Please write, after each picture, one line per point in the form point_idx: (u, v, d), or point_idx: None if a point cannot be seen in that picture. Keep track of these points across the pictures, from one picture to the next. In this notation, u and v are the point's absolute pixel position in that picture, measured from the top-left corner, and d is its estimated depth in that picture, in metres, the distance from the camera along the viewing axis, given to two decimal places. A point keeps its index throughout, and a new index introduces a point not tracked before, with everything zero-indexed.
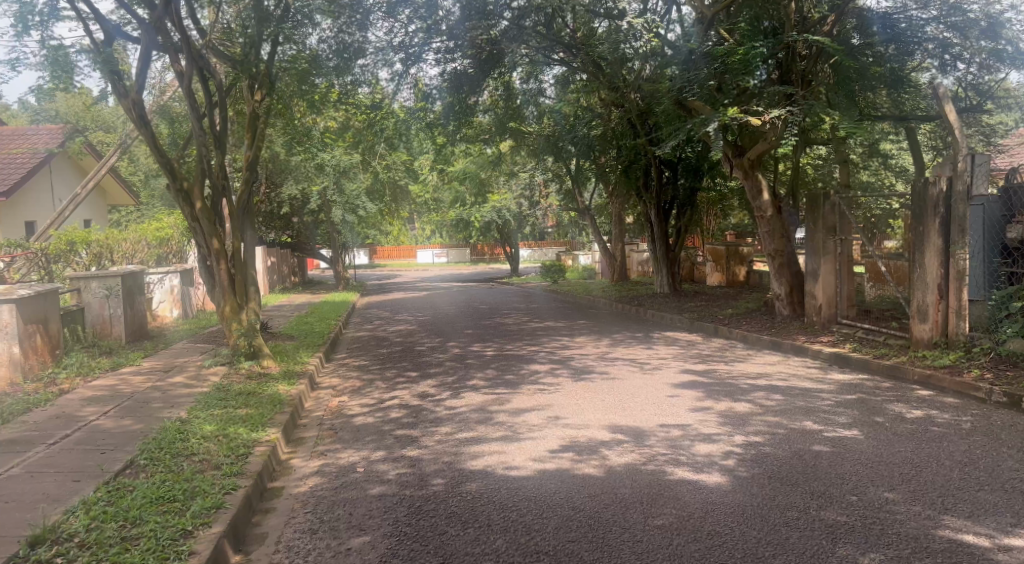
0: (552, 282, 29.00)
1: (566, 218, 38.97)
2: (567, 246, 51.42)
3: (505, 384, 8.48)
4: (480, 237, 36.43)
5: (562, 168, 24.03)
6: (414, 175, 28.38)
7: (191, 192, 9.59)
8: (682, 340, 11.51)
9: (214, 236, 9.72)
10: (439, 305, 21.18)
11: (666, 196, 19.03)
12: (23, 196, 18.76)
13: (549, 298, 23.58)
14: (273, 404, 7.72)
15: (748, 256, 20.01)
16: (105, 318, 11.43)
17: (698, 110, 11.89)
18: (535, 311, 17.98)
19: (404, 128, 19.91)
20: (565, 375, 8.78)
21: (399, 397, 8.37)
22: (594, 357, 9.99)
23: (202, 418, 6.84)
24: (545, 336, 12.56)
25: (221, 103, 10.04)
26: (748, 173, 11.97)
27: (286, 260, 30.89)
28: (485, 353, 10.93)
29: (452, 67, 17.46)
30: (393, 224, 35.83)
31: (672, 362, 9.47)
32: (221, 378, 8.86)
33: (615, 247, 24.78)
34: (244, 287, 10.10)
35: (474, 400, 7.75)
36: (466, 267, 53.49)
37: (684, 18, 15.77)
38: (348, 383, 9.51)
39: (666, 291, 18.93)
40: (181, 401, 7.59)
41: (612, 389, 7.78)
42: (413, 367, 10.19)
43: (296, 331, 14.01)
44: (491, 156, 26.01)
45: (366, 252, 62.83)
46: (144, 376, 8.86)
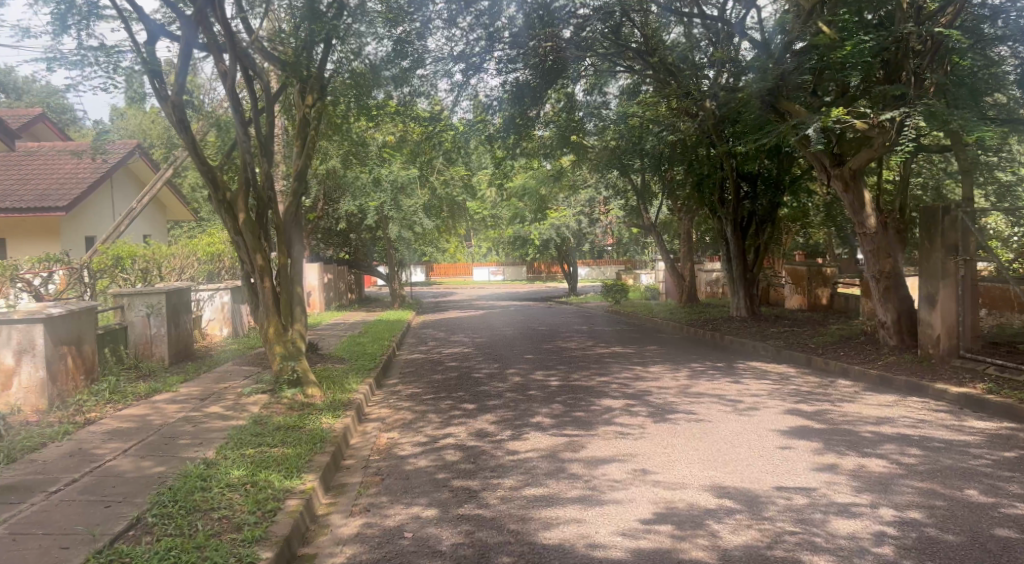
0: (614, 303, 27.77)
1: (627, 235, 37.71)
2: (627, 265, 50.11)
3: (576, 424, 7.37)
4: (537, 255, 35.49)
5: (627, 184, 22.88)
6: (472, 192, 27.68)
7: (234, 202, 8.87)
8: (773, 373, 10.20)
9: (259, 250, 8.99)
10: (497, 326, 20.23)
11: (745, 212, 17.73)
12: (84, 211, 18.71)
13: (612, 320, 22.34)
14: (314, 442, 6.80)
15: (833, 277, 18.21)
16: (147, 339, 10.79)
17: (793, 112, 10.59)
18: (599, 334, 16.80)
19: (462, 141, 19.12)
20: (645, 414, 7.62)
21: (455, 435, 7.36)
22: (676, 392, 8.79)
23: (231, 460, 5.95)
24: (615, 364, 11.40)
25: (268, 109, 9.37)
26: (849, 184, 10.62)
27: (342, 277, 30.52)
28: (549, 383, 9.85)
29: (514, 77, 16.45)
30: (450, 242, 35.22)
31: (768, 401, 8.20)
32: (260, 408, 8.00)
33: (684, 266, 23.48)
34: (289, 307, 9.30)
35: (541, 443, 6.67)
36: (524, 285, 52.59)
37: (767, 19, 14.53)
38: (399, 416, 8.54)
39: (743, 314, 17.60)
40: (211, 437, 6.74)
41: (705, 436, 6.58)
42: (470, 398, 9.17)
43: (347, 353, 13.20)
44: (553, 171, 25.06)
45: (423, 269, 62.63)
46: (179, 404, 8.09)
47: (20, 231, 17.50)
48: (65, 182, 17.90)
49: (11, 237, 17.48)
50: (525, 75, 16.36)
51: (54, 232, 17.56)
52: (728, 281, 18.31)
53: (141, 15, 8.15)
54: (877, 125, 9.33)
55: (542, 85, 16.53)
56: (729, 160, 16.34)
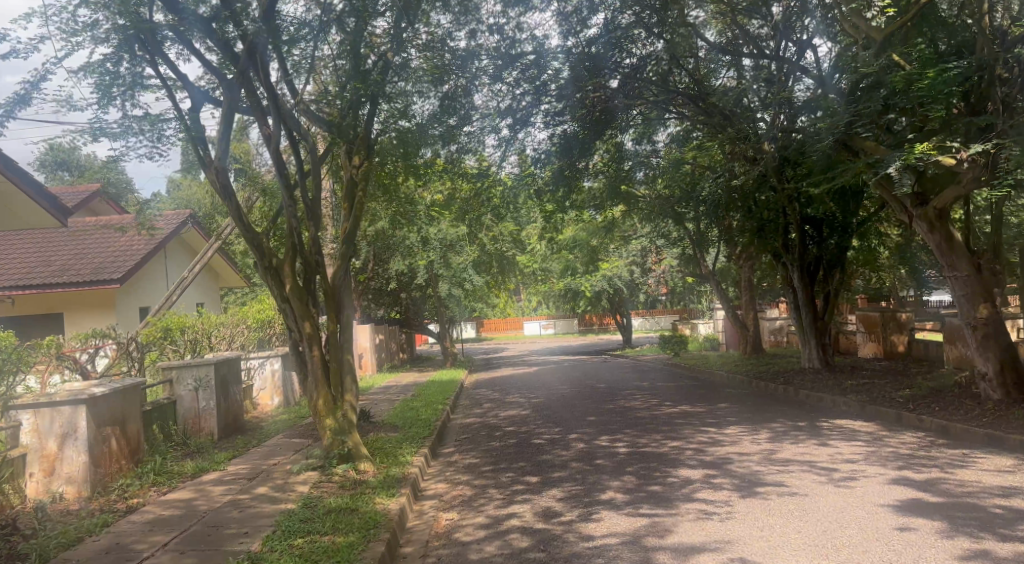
0: (672, 355, 26.74)
1: (681, 284, 36.81)
2: (681, 314, 48.98)
3: (653, 501, 6.63)
4: (589, 307, 34.73)
5: (683, 233, 22.21)
6: (521, 246, 27.28)
7: (281, 268, 8.62)
8: (864, 433, 9.26)
9: (307, 317, 8.64)
10: (552, 384, 19.51)
11: (811, 257, 16.99)
12: (139, 282, 18.92)
13: (672, 374, 21.39)
14: (367, 527, 6.25)
15: (908, 323, 17.23)
16: (196, 413, 10.73)
17: (867, 149, 9.91)
18: (662, 391, 15.93)
19: (511, 197, 18.83)
20: (730, 487, 6.83)
21: (519, 515, 6.70)
22: (760, 459, 7.95)
23: (279, 554, 5.42)
24: (686, 426, 10.58)
25: (315, 171, 9.18)
26: (934, 224, 9.82)
27: (393, 337, 30.28)
28: (617, 449, 9.13)
29: (562, 129, 16.08)
30: (500, 297, 34.76)
31: (867, 468, 7.31)
32: (310, 488, 7.51)
33: (746, 315, 22.55)
34: (338, 378, 8.84)
35: (618, 526, 5.96)
36: (576, 338, 51.76)
37: (824, 56, 13.98)
38: (457, 492, 7.91)
39: (816, 364, 16.69)
40: (258, 524, 6.25)
41: (805, 513, 5.78)
42: (533, 469, 8.50)
43: (399, 420, 12.67)
44: (603, 222, 24.59)
45: (473, 325, 62.22)
46: (225, 486, 7.68)
47: (77, 304, 17.74)
48: (120, 255, 18.20)
49: (68, 311, 17.72)
50: (573, 126, 15.99)
51: (109, 303, 17.75)
52: (798, 332, 17.47)
53: (185, 83, 8.06)
54: (965, 159, 8.60)
55: (591, 136, 16.17)
56: (792, 205, 15.69)
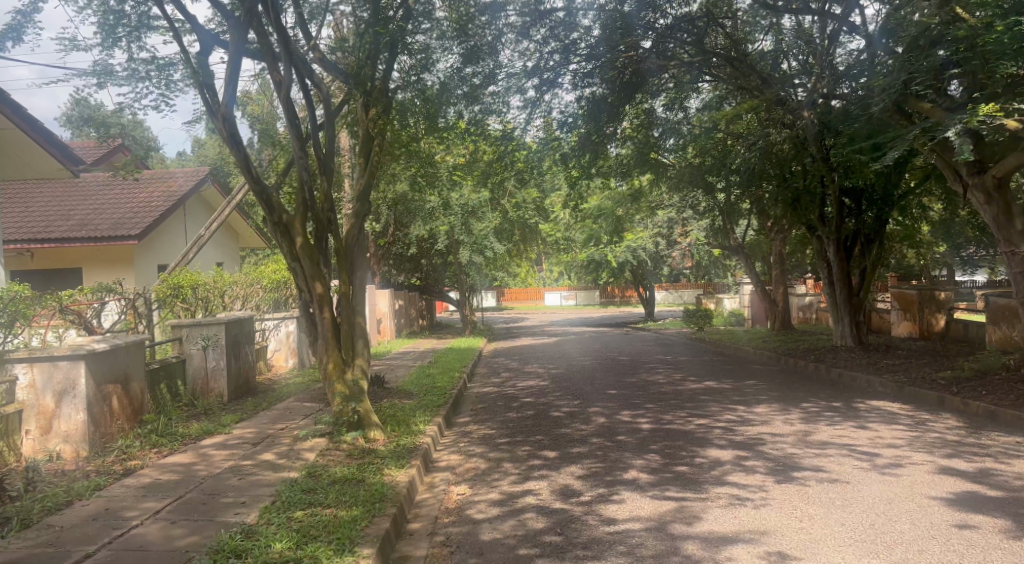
0: (697, 329, 26.15)
1: (708, 258, 36.04)
2: (705, 289, 48.25)
3: (680, 483, 6.13)
4: (612, 279, 34.13)
5: (712, 203, 21.46)
6: (544, 214, 26.69)
7: (291, 224, 8.23)
8: (906, 417, 8.69)
9: (318, 278, 8.23)
10: (573, 355, 19.08)
11: (848, 230, 16.27)
12: (158, 239, 18.66)
13: (695, 348, 20.84)
14: (372, 500, 5.86)
15: (947, 302, 16.84)
16: (206, 373, 10.53)
17: (924, 111, 9.18)
18: (686, 365, 15.41)
19: (535, 162, 18.25)
20: (764, 470, 6.32)
21: (536, 492, 6.27)
22: (795, 441, 7.42)
23: (275, 528, 5.05)
24: (713, 402, 10.08)
25: (327, 123, 8.68)
26: (992, 195, 9.09)
27: (413, 303, 30.03)
28: (640, 425, 8.66)
29: (590, 91, 15.39)
30: (522, 266, 34.26)
31: (913, 454, 6.75)
32: (317, 456, 7.14)
33: (776, 290, 21.88)
34: (349, 341, 8.42)
35: (642, 510, 5.49)
36: (597, 310, 51.28)
37: (872, 16, 13.13)
38: (471, 465, 7.48)
39: (848, 343, 16.08)
40: (258, 495, 5.89)
41: (849, 502, 5.26)
42: (551, 443, 8.04)
43: (414, 386, 12.29)
44: (629, 191, 23.91)
45: (494, 294, 61.90)
46: (229, 451, 7.34)
47: (94, 260, 17.55)
48: (139, 211, 17.93)
49: (86, 265, 17.54)
50: (603, 89, 15.31)
51: (127, 259, 17.54)
52: (831, 308, 16.84)
53: (194, 25, 7.57)
54: None
55: (620, 100, 15.54)
56: (831, 176, 14.92)
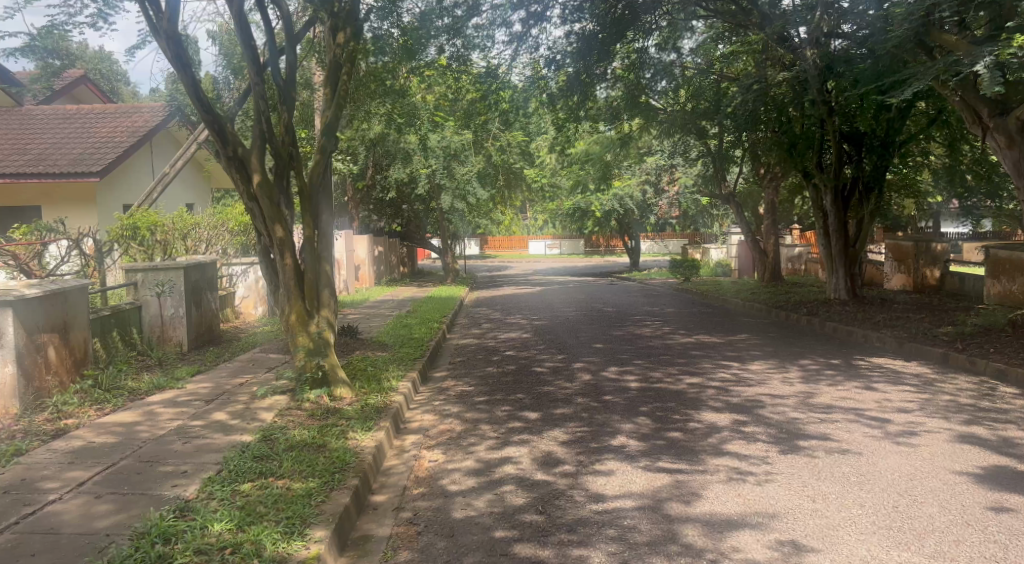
0: (683, 280, 25.65)
1: (695, 208, 35.41)
2: (691, 240, 47.86)
3: (674, 453, 5.56)
4: (597, 228, 33.44)
5: (704, 150, 20.66)
6: (530, 160, 25.80)
7: (247, 159, 7.45)
8: (911, 376, 8.19)
9: (277, 219, 7.47)
10: (556, 305, 18.54)
11: (846, 177, 15.58)
12: (123, 176, 17.60)
13: (681, 299, 20.32)
14: (332, 469, 5.24)
15: (941, 255, 16.37)
16: (164, 320, 9.82)
17: (949, 46, 8.52)
18: (674, 318, 14.87)
19: (521, 103, 17.31)
20: (766, 438, 5.77)
21: (515, 460, 5.67)
22: (796, 404, 6.87)
23: (216, 505, 4.41)
24: (704, 359, 9.53)
25: (288, 46, 7.76)
26: (1014, 139, 8.51)
27: (393, 249, 29.24)
28: (629, 383, 8.08)
29: (580, 27, 14.45)
30: (505, 213, 33.43)
31: (927, 420, 6.23)
32: (276, 417, 6.48)
33: (766, 241, 21.31)
34: (314, 290, 7.69)
35: (634, 485, 4.90)
36: (582, 260, 50.77)
37: None
38: (445, 428, 6.86)
39: (843, 296, 15.58)
40: (202, 463, 5.23)
41: (866, 480, 4.70)
42: (533, 403, 7.43)
43: (389, 338, 11.63)
44: (618, 137, 23.06)
45: (478, 242, 61.15)
46: (178, 409, 6.65)
47: (55, 197, 16.53)
48: (100, 146, 16.86)
49: (45, 202, 16.52)
50: (593, 25, 14.39)
51: (89, 197, 16.54)
52: (825, 259, 16.28)
53: None
54: None
55: (612, 37, 14.56)
56: (832, 121, 14.16)
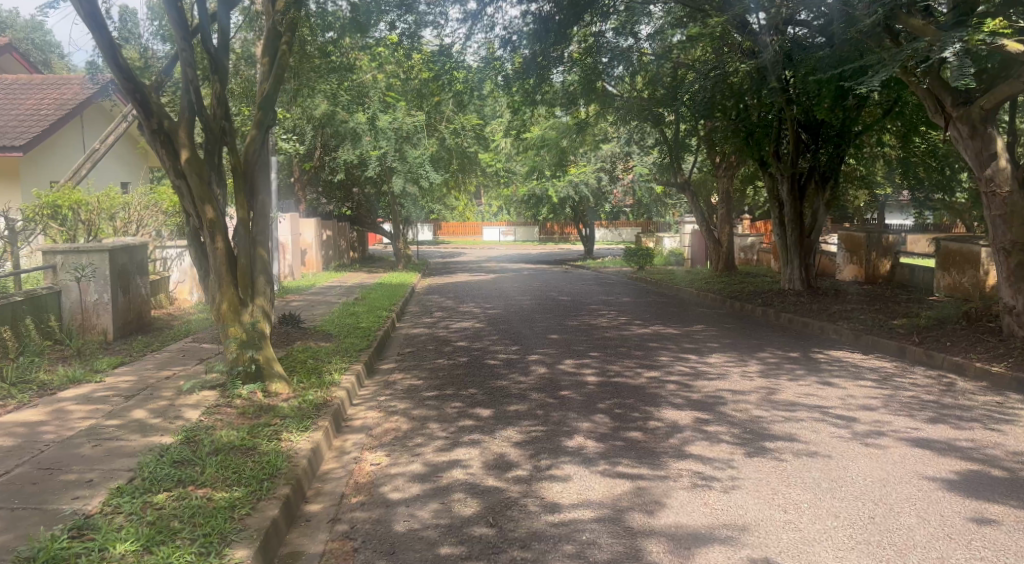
0: (637, 269, 25.55)
1: (650, 196, 35.39)
2: (645, 228, 48.01)
3: (634, 455, 5.20)
4: (552, 216, 33.13)
5: (660, 137, 20.47)
6: (484, 144, 25.26)
7: (174, 132, 6.79)
8: (871, 371, 8.03)
9: (207, 198, 6.83)
10: (510, 293, 18.16)
11: (802, 167, 15.51)
12: (50, 152, 16.49)
13: (636, 289, 20.15)
14: (261, 476, 4.71)
15: (892, 247, 16.58)
16: (86, 307, 9.08)
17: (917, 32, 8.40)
18: (629, 308, 14.62)
19: (475, 84, 16.76)
20: (731, 439, 5.46)
21: (465, 464, 5.24)
22: (759, 401, 6.60)
23: (121, 522, 3.86)
24: (662, 351, 9.24)
25: (221, 9, 7.12)
26: (977, 129, 8.46)
27: (343, 234, 28.40)
28: (586, 377, 7.72)
29: (537, 8, 13.98)
30: (459, 199, 32.81)
31: (892, 419, 6.02)
32: (202, 416, 5.90)
33: (720, 230, 21.29)
34: (248, 277, 7.11)
35: (593, 493, 4.51)
36: (536, 247, 50.46)
37: None
38: (390, 426, 6.38)
39: (797, 287, 15.56)
40: (112, 469, 4.64)
41: (837, 486, 4.40)
42: (484, 399, 7.00)
43: (333, 327, 11.05)
44: (574, 124, 22.69)
45: (431, 228, 60.35)
46: (92, 407, 6.00)
47: None
48: (24, 119, 15.72)
49: None
50: (550, 6, 13.92)
51: (13, 173, 15.46)
52: (780, 250, 16.26)
53: None
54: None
55: (570, 19, 14.12)
56: (789, 110, 14.04)
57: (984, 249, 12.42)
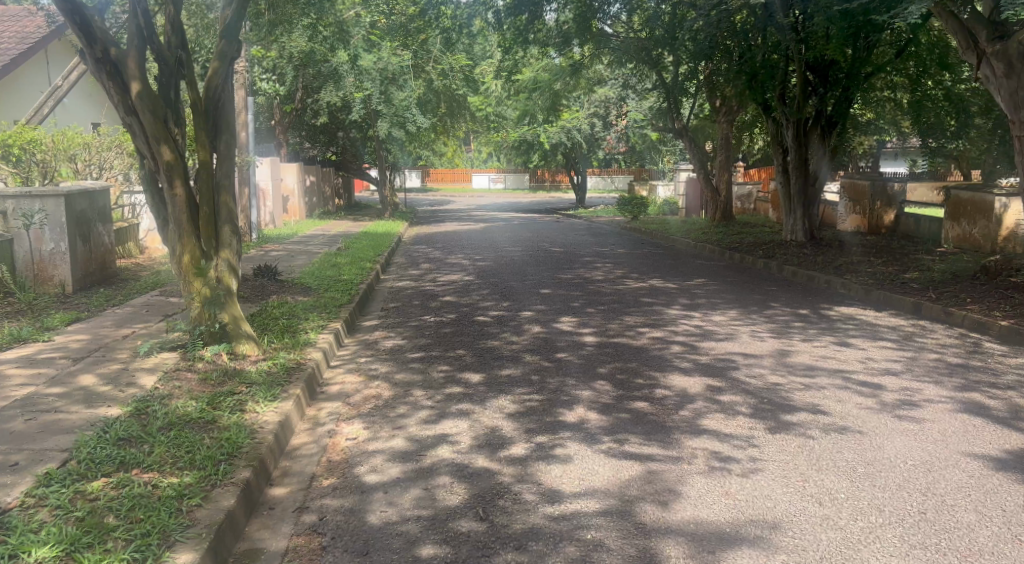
0: (630, 218, 24.84)
1: (644, 142, 34.40)
2: (638, 173, 47.05)
3: (642, 430, 4.64)
4: (543, 162, 32.16)
5: (657, 81, 19.54)
6: (474, 87, 24.17)
7: (122, 61, 5.96)
8: (888, 329, 7.49)
9: (163, 138, 6.06)
10: (500, 243, 17.49)
11: (809, 110, 14.67)
12: (11, 86, 15.42)
13: (630, 239, 19.49)
14: (219, 458, 4.08)
15: (896, 197, 15.85)
16: (42, 256, 8.34)
17: None
18: (624, 259, 14.02)
19: (465, 20, 15.79)
20: (747, 412, 4.91)
21: (452, 440, 4.66)
22: (773, 365, 6.04)
23: (42, 520, 3.21)
24: (663, 308, 8.67)
25: None
26: (1012, 68, 7.87)
27: (328, 180, 27.44)
28: (583, 338, 7.14)
29: None
30: (448, 144, 31.78)
31: (922, 386, 5.48)
32: (159, 383, 5.24)
33: (719, 179, 20.51)
34: (212, 226, 6.42)
35: (597, 478, 3.95)
36: (526, 194, 49.46)
37: None
38: (370, 393, 5.79)
39: (799, 238, 14.88)
40: (45, 450, 4.00)
41: (876, 472, 3.85)
42: (474, 362, 6.42)
43: (313, 280, 10.39)
44: (566, 65, 21.68)
45: (419, 174, 59.16)
46: (33, 373, 5.32)
47: None
48: None
49: None
50: None
51: None
52: (783, 200, 15.51)
53: None
54: None
55: None
56: (797, 50, 13.19)
57: (997, 199, 11.81)
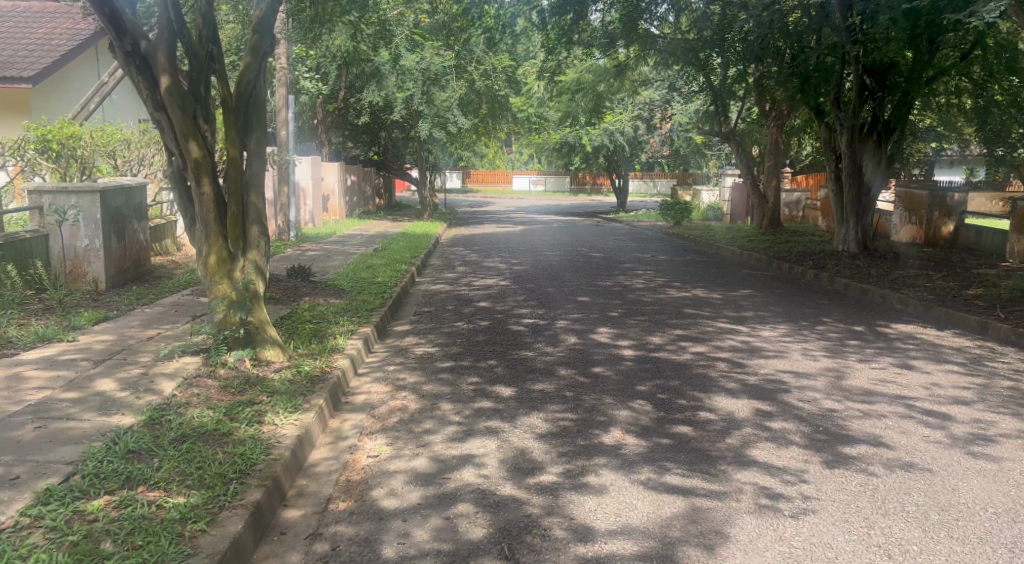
0: (673, 224, 24.25)
1: (688, 146, 33.68)
2: (682, 178, 46.15)
3: (684, 459, 4.26)
4: (584, 165, 31.69)
5: (704, 84, 18.99)
6: (515, 87, 23.92)
7: (152, 56, 5.79)
8: (953, 350, 6.94)
9: (191, 134, 5.88)
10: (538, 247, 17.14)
11: (865, 115, 14.01)
12: (61, 83, 15.67)
13: (672, 245, 18.96)
14: (229, 476, 3.83)
15: (955, 205, 15.02)
16: (77, 252, 8.29)
17: None
18: (666, 266, 13.55)
19: (509, 20, 15.53)
20: (801, 441, 4.48)
21: (478, 462, 4.34)
22: (828, 388, 5.58)
23: (34, 544, 2.98)
24: (707, 320, 8.23)
25: None
26: None
27: (368, 179, 27.44)
28: (621, 351, 6.77)
29: None
30: (488, 145, 31.54)
31: (996, 417, 4.98)
32: (177, 391, 5.04)
33: (766, 184, 19.82)
34: (240, 226, 6.20)
35: (634, 514, 3.60)
36: (567, 198, 48.95)
37: None
38: (396, 405, 5.52)
39: (852, 249, 14.14)
40: (49, 462, 3.80)
41: (953, 521, 3.42)
42: (505, 375, 6.09)
43: (346, 281, 10.19)
44: (610, 67, 21.25)
45: (460, 175, 59.09)
46: (51, 376, 5.15)
47: None
48: (34, 49, 14.95)
49: None
50: None
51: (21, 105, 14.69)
52: (834, 208, 14.84)
53: None
54: None
55: None
56: (855, 53, 12.58)
57: None
